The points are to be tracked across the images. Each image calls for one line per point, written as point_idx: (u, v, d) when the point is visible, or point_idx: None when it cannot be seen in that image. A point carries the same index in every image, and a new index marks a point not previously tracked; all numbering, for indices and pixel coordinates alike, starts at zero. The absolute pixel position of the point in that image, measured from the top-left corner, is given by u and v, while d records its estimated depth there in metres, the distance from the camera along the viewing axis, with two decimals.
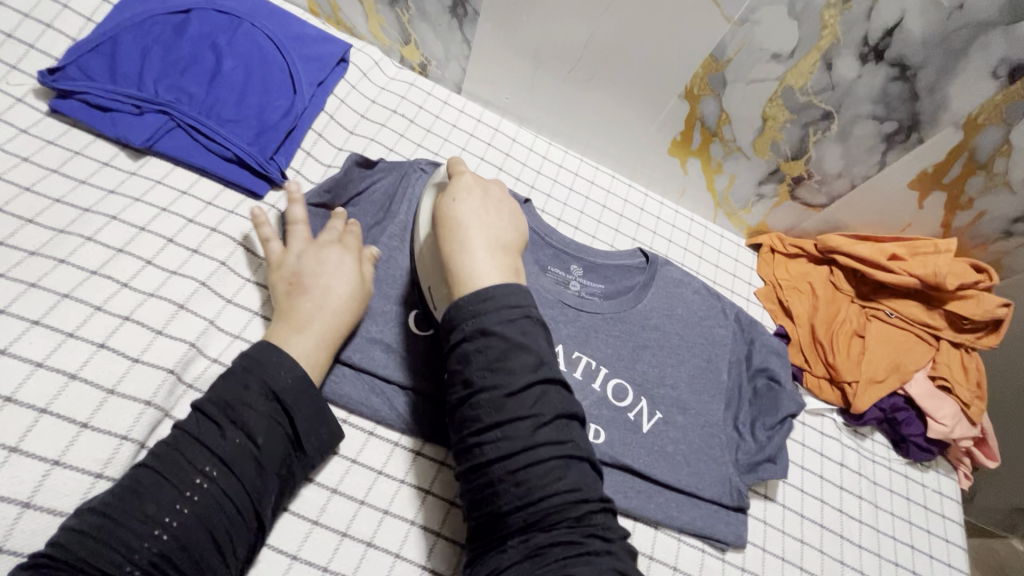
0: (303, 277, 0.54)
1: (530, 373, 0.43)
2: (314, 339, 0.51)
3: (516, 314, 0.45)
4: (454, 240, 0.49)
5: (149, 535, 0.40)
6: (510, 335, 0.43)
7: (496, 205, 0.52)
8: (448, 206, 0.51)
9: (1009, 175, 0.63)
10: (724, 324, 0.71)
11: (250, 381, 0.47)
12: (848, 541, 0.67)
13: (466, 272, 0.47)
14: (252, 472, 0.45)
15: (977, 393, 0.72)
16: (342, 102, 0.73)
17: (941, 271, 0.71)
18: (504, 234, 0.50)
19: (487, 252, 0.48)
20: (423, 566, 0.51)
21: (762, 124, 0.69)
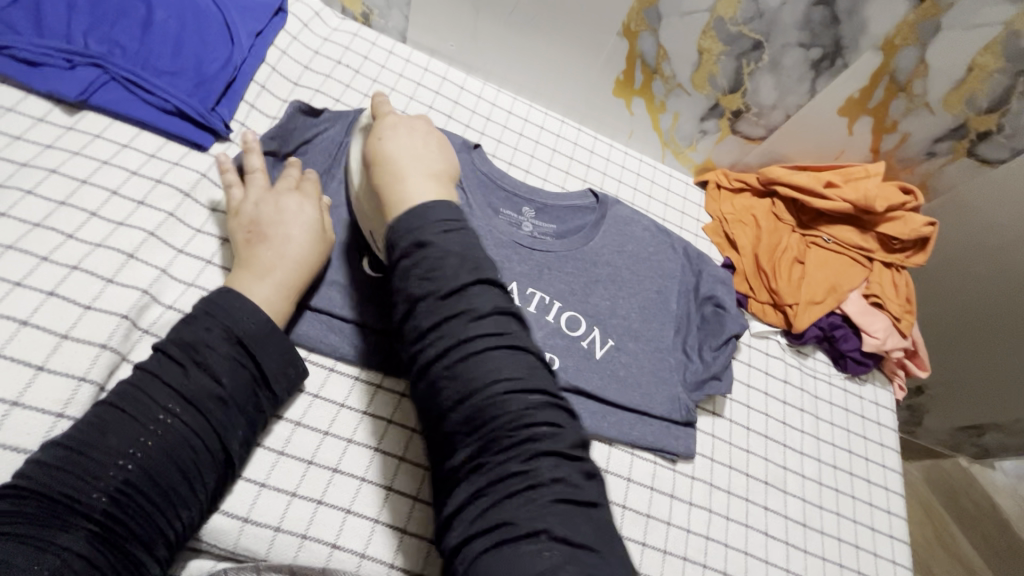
0: (262, 225, 0.56)
1: (468, 278, 0.44)
2: (273, 285, 0.53)
3: (451, 225, 0.47)
4: (387, 168, 0.51)
5: (114, 465, 0.42)
6: (447, 244, 0.45)
7: (424, 136, 0.55)
8: (377, 140, 0.54)
9: (927, 95, 0.67)
10: (672, 257, 0.75)
11: (212, 324, 0.48)
12: (791, 449, 0.73)
13: (400, 192, 0.49)
14: (217, 409, 0.46)
15: (906, 307, 0.78)
16: (284, 53, 0.72)
17: (871, 194, 0.75)
18: (437, 161, 0.53)
19: (416, 177, 0.50)
20: (418, 499, 0.53)
21: (698, 58, 0.72)
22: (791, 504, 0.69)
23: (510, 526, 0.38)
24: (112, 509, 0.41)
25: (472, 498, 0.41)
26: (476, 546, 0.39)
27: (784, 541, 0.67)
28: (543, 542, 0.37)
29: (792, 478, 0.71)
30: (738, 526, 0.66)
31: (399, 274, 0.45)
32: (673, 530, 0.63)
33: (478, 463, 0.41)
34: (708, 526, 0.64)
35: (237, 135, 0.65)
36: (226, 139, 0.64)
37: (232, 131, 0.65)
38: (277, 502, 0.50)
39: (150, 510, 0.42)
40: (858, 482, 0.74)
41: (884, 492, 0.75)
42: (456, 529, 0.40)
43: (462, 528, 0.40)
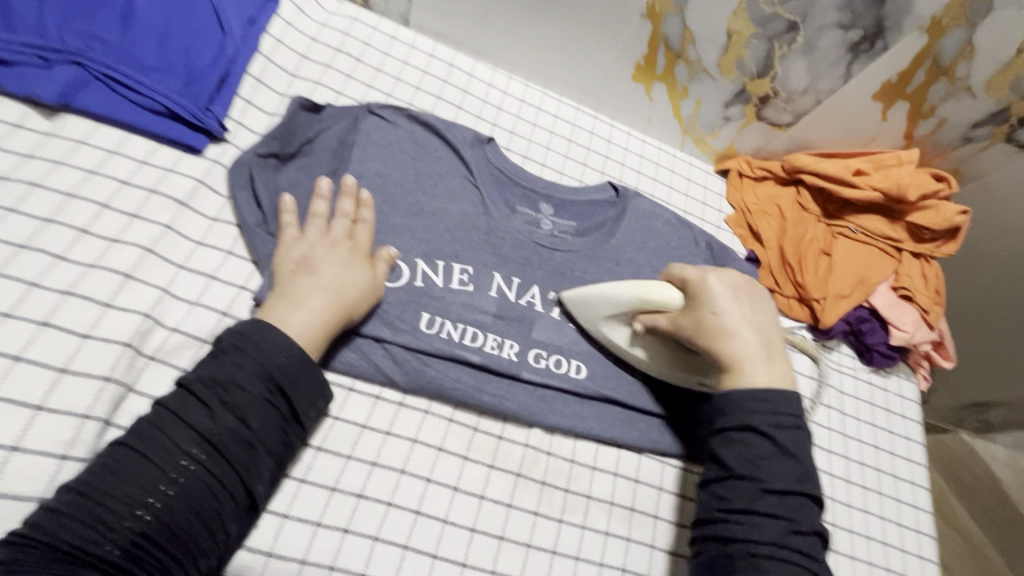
0: (314, 261, 0.53)
1: (795, 480, 0.46)
2: (311, 317, 0.49)
3: (784, 418, 0.48)
4: (731, 347, 0.51)
5: (131, 515, 0.39)
6: (783, 442, 0.48)
7: (748, 298, 0.53)
8: (710, 316, 0.52)
9: (970, 78, 0.63)
10: (696, 253, 0.71)
11: (243, 361, 0.45)
12: (819, 448, 0.71)
13: (754, 380, 0.50)
14: (242, 454, 0.43)
15: (935, 299, 0.76)
16: (279, 42, 0.67)
17: (904, 182, 0.72)
18: (769, 326, 0.53)
19: (763, 358, 0.51)
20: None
21: (727, 41, 0.68)
22: (821, 503, 0.68)
23: None
24: (127, 561, 0.38)
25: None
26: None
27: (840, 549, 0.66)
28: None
29: (821, 478, 0.69)
30: None
31: (721, 443, 0.49)
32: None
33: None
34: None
35: (233, 135, 0.60)
36: (222, 140, 0.59)
37: (228, 131, 0.60)
38: (301, 533, 0.48)
39: (167, 562, 0.40)
40: (885, 478, 0.73)
41: (911, 487, 0.74)
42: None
43: None
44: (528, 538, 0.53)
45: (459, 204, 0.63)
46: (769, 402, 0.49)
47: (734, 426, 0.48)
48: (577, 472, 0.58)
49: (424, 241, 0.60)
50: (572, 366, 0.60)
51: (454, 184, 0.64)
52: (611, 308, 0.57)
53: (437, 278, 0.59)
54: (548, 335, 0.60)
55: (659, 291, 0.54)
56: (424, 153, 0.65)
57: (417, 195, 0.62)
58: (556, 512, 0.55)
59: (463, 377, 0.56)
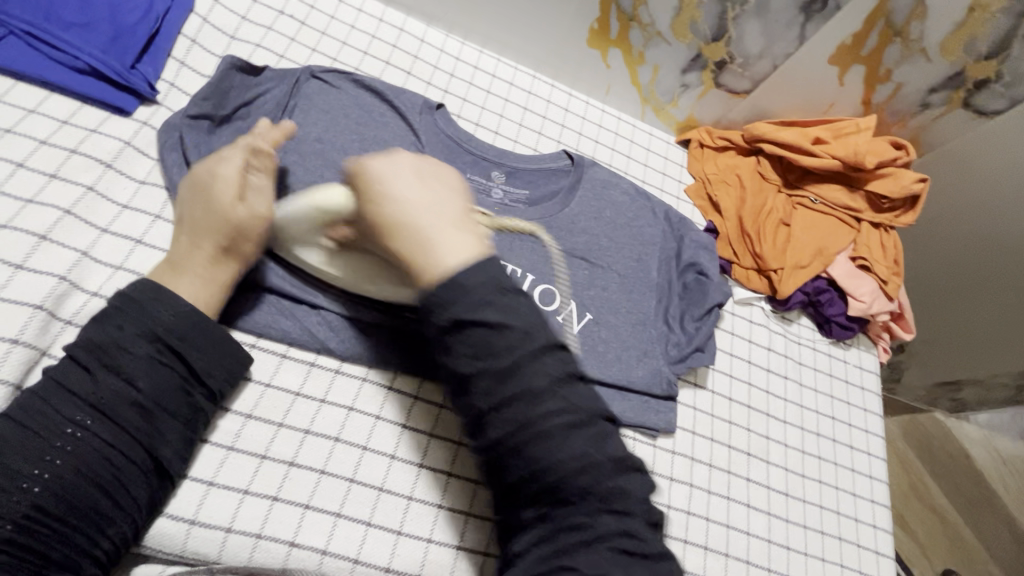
0: (185, 220, 0.49)
1: (520, 352, 0.38)
2: (191, 277, 0.47)
3: (494, 295, 0.39)
4: (408, 237, 0.41)
5: (17, 490, 0.38)
6: (495, 317, 0.38)
7: (427, 177, 0.44)
8: (376, 203, 0.42)
9: (923, 40, 0.63)
10: (653, 223, 0.70)
11: (125, 322, 0.43)
12: (775, 419, 0.71)
13: (435, 268, 0.40)
14: (137, 418, 0.42)
15: (893, 269, 0.75)
16: (217, 3, 0.64)
17: (861, 150, 0.71)
18: (450, 201, 0.43)
19: (448, 232, 0.41)
20: (431, 540, 0.50)
21: (678, 2, 0.67)
22: (773, 473, 0.67)
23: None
24: (24, 536, 0.37)
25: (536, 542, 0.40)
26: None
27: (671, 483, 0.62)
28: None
29: (775, 448, 0.69)
30: (720, 500, 0.63)
31: (442, 351, 0.39)
32: (675, 513, 0.61)
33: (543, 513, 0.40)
34: (701, 505, 0.62)
35: (166, 97, 0.57)
36: (153, 102, 0.57)
37: (160, 93, 0.57)
38: (227, 502, 0.47)
39: (65, 530, 0.39)
40: (841, 449, 0.73)
41: (866, 458, 0.73)
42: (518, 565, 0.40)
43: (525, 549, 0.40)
44: (469, 507, 0.52)
45: None
46: (465, 293, 0.39)
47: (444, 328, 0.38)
48: None
49: None
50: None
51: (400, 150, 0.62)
52: (300, 228, 0.49)
53: None
54: None
55: (328, 198, 0.46)
56: (369, 119, 0.63)
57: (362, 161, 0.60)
58: None
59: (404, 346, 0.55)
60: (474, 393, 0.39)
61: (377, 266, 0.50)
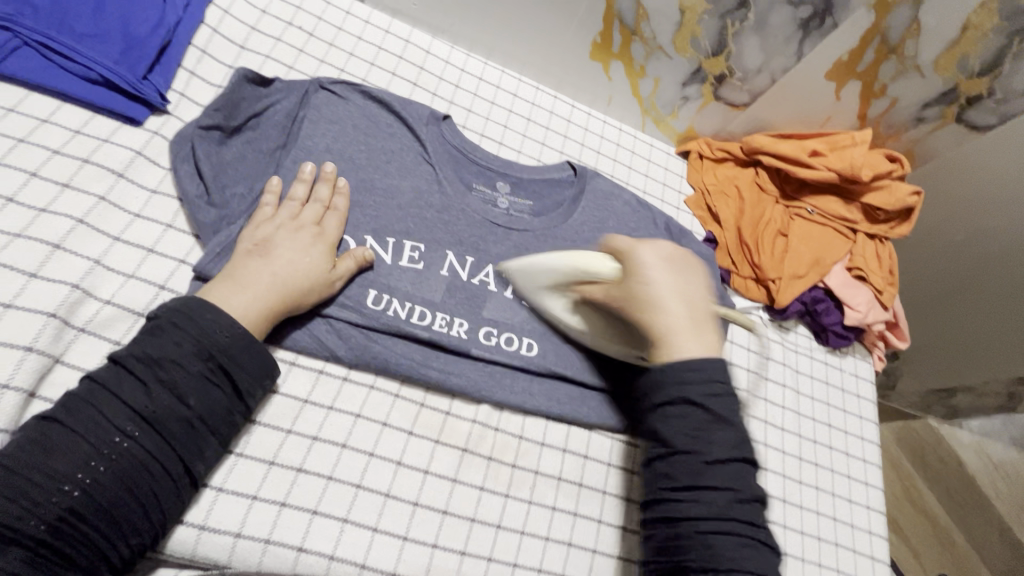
0: (272, 244, 0.52)
1: (732, 446, 0.45)
2: (257, 297, 0.49)
3: (719, 387, 0.46)
4: (658, 319, 0.49)
5: (57, 491, 0.38)
6: (717, 410, 0.46)
7: (682, 268, 0.51)
8: (636, 285, 0.50)
9: (918, 57, 0.64)
10: (654, 233, 0.71)
11: (184, 340, 0.44)
12: (773, 426, 0.72)
13: (675, 351, 0.48)
14: (180, 432, 0.43)
15: (888, 279, 0.77)
16: (226, 13, 0.65)
17: (857, 163, 0.72)
18: (698, 297, 0.50)
19: (693, 329, 0.49)
20: (603, 521, 0.57)
21: (680, 18, 0.68)
22: (771, 479, 0.68)
23: None
24: (52, 538, 0.38)
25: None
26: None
27: (783, 524, 0.66)
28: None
29: (773, 456, 0.70)
30: None
31: (658, 417, 0.47)
32: None
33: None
34: None
35: (177, 107, 0.58)
36: (164, 112, 0.57)
37: (170, 103, 0.58)
38: (237, 507, 0.47)
39: (93, 536, 0.39)
40: (837, 455, 0.74)
41: (862, 464, 0.75)
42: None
43: None
44: (472, 513, 0.53)
45: (412, 180, 0.62)
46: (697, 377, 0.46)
47: (669, 401, 0.46)
48: (525, 447, 0.57)
49: (375, 218, 0.59)
50: (523, 343, 0.59)
51: (406, 161, 0.63)
52: (551, 279, 0.56)
53: (386, 255, 0.58)
54: (499, 313, 0.60)
55: (592, 262, 0.53)
56: (377, 130, 0.64)
57: (369, 171, 0.61)
58: (502, 487, 0.55)
59: (412, 353, 0.56)
60: (677, 464, 0.45)
61: (607, 329, 0.56)
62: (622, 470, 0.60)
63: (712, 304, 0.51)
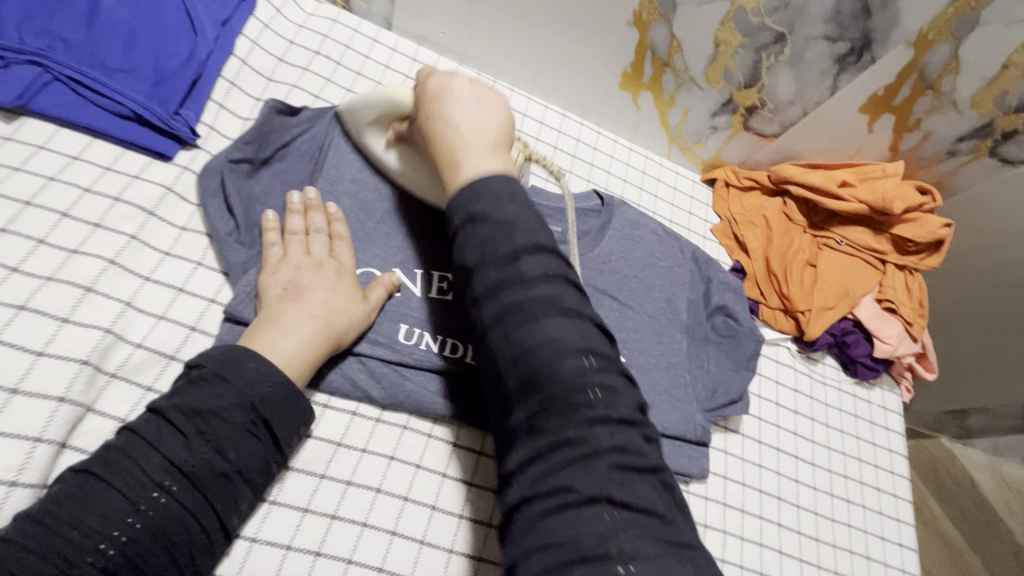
0: (301, 285, 0.50)
1: (529, 241, 0.41)
2: (302, 341, 0.48)
3: (508, 193, 0.42)
4: (444, 142, 0.45)
5: (93, 550, 0.37)
6: (500, 214, 0.41)
7: (477, 95, 0.47)
8: (427, 113, 0.47)
9: (955, 93, 0.64)
10: (682, 263, 0.70)
11: (225, 390, 0.43)
12: (803, 461, 0.70)
13: (459, 172, 0.43)
14: (219, 486, 0.42)
15: (918, 311, 0.76)
16: (255, 44, 0.65)
17: (889, 196, 0.72)
18: (489, 120, 0.46)
19: (480, 148, 0.44)
20: (435, 506, 0.52)
21: (714, 51, 0.68)
22: (804, 517, 0.67)
23: (567, 491, 0.35)
24: None
25: (529, 458, 0.37)
26: (539, 507, 0.36)
27: (816, 564, 0.64)
28: (603, 508, 0.35)
29: (805, 492, 0.68)
30: (752, 546, 0.63)
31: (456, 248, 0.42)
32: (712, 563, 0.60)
33: (533, 425, 0.38)
34: (735, 552, 0.62)
35: (206, 141, 0.57)
36: (194, 146, 0.57)
37: (200, 137, 0.57)
38: (271, 558, 0.46)
39: None
40: (868, 490, 0.72)
41: (893, 499, 0.73)
42: (513, 487, 0.38)
43: (520, 490, 0.37)
44: (450, 543, 0.51)
45: None
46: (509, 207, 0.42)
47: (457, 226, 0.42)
48: None
49: (403, 250, 0.58)
50: None
51: None
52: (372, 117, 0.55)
53: (415, 287, 0.57)
54: None
55: (400, 94, 0.52)
56: None
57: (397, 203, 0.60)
58: (481, 514, 0.53)
59: (444, 394, 0.54)
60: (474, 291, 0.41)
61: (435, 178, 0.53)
62: (472, 450, 0.55)
63: (511, 134, 0.47)
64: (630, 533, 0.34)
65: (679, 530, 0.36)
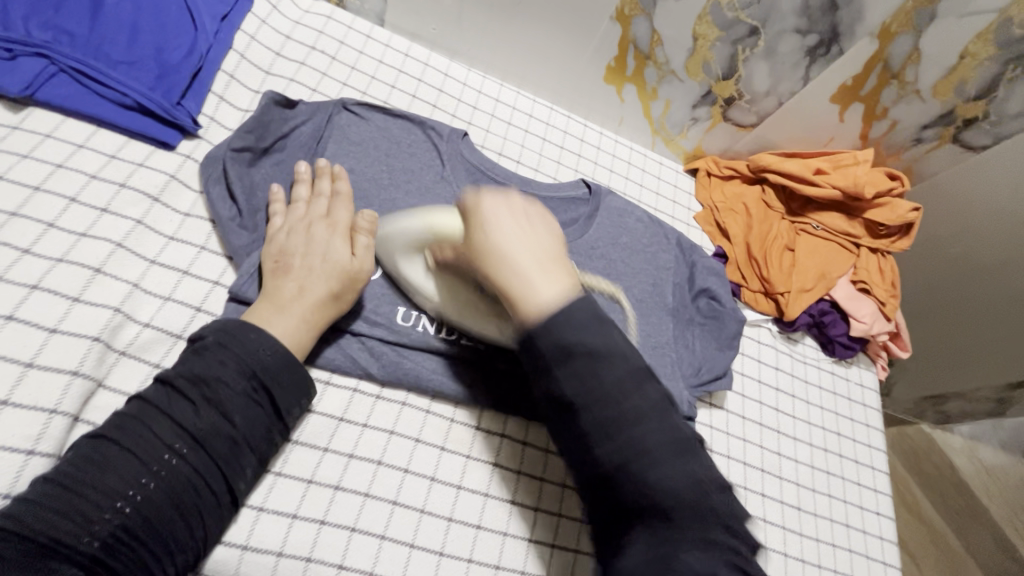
0: (292, 254, 0.52)
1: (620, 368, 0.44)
2: (292, 311, 0.49)
3: (593, 321, 0.44)
4: (506, 271, 0.46)
5: (111, 507, 0.39)
6: (594, 344, 0.44)
7: (526, 218, 0.49)
8: (479, 240, 0.47)
9: (918, 83, 0.68)
10: (666, 249, 0.73)
11: (228, 359, 0.45)
12: (785, 436, 0.73)
13: (532, 303, 0.45)
14: (226, 450, 0.43)
15: (891, 292, 0.79)
16: (253, 39, 0.67)
17: (860, 181, 0.75)
18: (545, 246, 0.48)
19: (547, 275, 0.46)
20: (514, 501, 0.55)
21: (693, 44, 0.71)
22: (787, 489, 0.70)
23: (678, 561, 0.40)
24: (104, 554, 0.38)
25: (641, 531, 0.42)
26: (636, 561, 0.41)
27: (799, 532, 0.67)
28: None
29: (787, 465, 0.71)
30: None
31: (548, 378, 0.44)
32: None
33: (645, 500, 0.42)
34: None
35: (207, 131, 0.59)
36: (196, 136, 0.59)
37: (201, 127, 0.59)
38: (277, 527, 0.48)
39: (143, 554, 0.40)
40: (846, 463, 0.75)
41: (871, 472, 0.76)
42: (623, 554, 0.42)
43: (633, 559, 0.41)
44: (530, 534, 0.54)
45: (433, 199, 0.63)
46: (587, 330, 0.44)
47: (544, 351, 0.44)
48: (551, 460, 0.59)
49: None
50: None
51: (427, 178, 0.64)
52: (407, 238, 0.53)
53: None
54: None
55: (442, 219, 0.51)
56: (399, 151, 0.65)
57: (392, 191, 0.62)
58: (480, 486, 0.55)
59: (441, 369, 0.57)
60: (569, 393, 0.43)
61: (474, 291, 0.54)
62: (540, 449, 0.59)
63: (563, 247, 0.50)
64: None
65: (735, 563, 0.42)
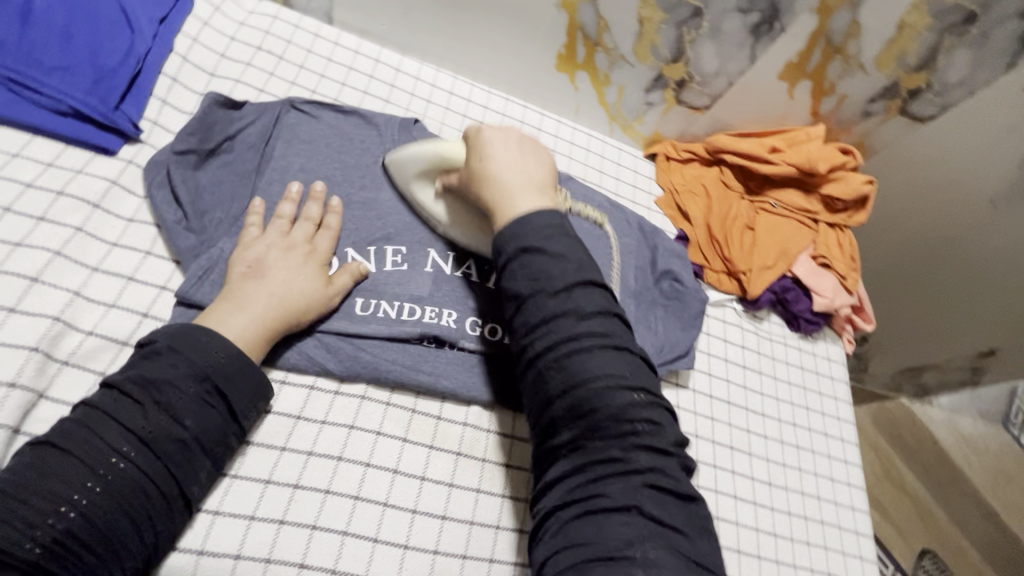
0: (266, 264, 0.53)
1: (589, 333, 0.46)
2: (253, 315, 0.49)
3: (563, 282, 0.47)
4: (494, 187, 0.53)
5: (55, 512, 0.38)
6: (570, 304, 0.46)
7: (524, 152, 0.56)
8: (476, 161, 0.54)
9: (861, 56, 0.70)
10: (626, 232, 0.74)
11: (179, 362, 0.44)
12: (753, 412, 0.74)
13: (509, 210, 0.51)
14: (176, 452, 0.43)
15: (851, 265, 0.80)
16: (195, 41, 0.66)
17: (813, 158, 0.76)
18: (533, 171, 0.54)
19: (529, 195, 0.52)
20: (503, 494, 0.55)
21: (639, 28, 0.72)
22: (757, 465, 0.70)
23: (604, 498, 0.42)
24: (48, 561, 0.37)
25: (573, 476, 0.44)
26: (570, 513, 0.43)
27: (770, 506, 0.68)
28: (630, 516, 0.41)
29: (756, 441, 0.72)
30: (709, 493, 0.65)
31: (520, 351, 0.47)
32: None
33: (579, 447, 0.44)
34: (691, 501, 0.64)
35: (149, 135, 0.59)
36: (138, 140, 0.58)
37: (143, 131, 0.58)
38: (235, 528, 0.47)
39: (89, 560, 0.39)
40: (816, 437, 0.76)
41: (841, 443, 0.77)
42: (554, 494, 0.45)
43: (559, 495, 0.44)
44: (519, 523, 0.54)
45: (389, 191, 0.63)
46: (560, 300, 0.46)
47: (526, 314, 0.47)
48: (517, 446, 0.58)
49: (351, 230, 0.60)
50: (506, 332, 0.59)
51: (379, 173, 0.64)
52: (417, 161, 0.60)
53: (369, 262, 0.59)
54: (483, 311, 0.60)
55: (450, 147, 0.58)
56: (350, 146, 0.64)
57: (345, 187, 0.62)
58: (445, 475, 0.55)
59: (400, 357, 0.56)
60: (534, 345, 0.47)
61: (468, 214, 0.59)
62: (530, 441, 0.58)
63: (552, 179, 0.56)
64: (655, 544, 0.40)
65: (697, 549, 0.42)
